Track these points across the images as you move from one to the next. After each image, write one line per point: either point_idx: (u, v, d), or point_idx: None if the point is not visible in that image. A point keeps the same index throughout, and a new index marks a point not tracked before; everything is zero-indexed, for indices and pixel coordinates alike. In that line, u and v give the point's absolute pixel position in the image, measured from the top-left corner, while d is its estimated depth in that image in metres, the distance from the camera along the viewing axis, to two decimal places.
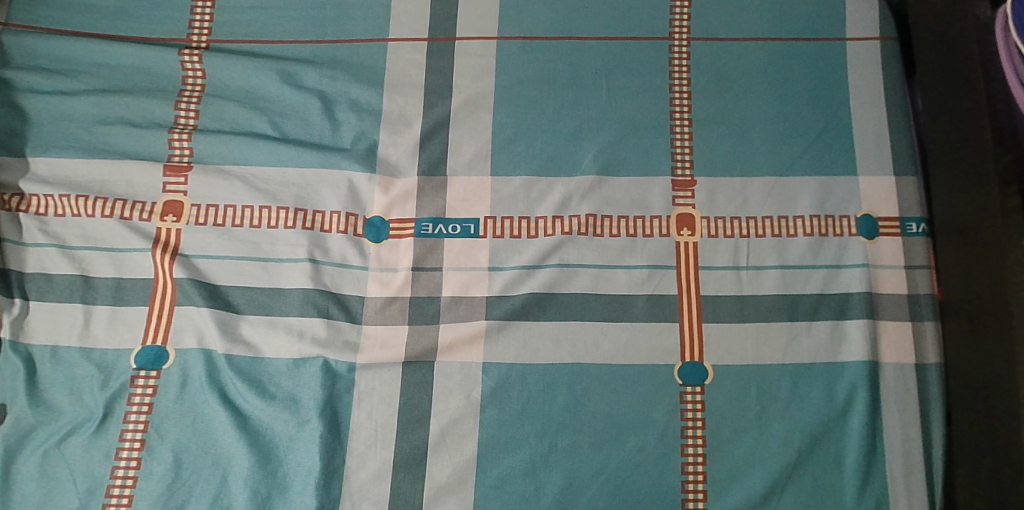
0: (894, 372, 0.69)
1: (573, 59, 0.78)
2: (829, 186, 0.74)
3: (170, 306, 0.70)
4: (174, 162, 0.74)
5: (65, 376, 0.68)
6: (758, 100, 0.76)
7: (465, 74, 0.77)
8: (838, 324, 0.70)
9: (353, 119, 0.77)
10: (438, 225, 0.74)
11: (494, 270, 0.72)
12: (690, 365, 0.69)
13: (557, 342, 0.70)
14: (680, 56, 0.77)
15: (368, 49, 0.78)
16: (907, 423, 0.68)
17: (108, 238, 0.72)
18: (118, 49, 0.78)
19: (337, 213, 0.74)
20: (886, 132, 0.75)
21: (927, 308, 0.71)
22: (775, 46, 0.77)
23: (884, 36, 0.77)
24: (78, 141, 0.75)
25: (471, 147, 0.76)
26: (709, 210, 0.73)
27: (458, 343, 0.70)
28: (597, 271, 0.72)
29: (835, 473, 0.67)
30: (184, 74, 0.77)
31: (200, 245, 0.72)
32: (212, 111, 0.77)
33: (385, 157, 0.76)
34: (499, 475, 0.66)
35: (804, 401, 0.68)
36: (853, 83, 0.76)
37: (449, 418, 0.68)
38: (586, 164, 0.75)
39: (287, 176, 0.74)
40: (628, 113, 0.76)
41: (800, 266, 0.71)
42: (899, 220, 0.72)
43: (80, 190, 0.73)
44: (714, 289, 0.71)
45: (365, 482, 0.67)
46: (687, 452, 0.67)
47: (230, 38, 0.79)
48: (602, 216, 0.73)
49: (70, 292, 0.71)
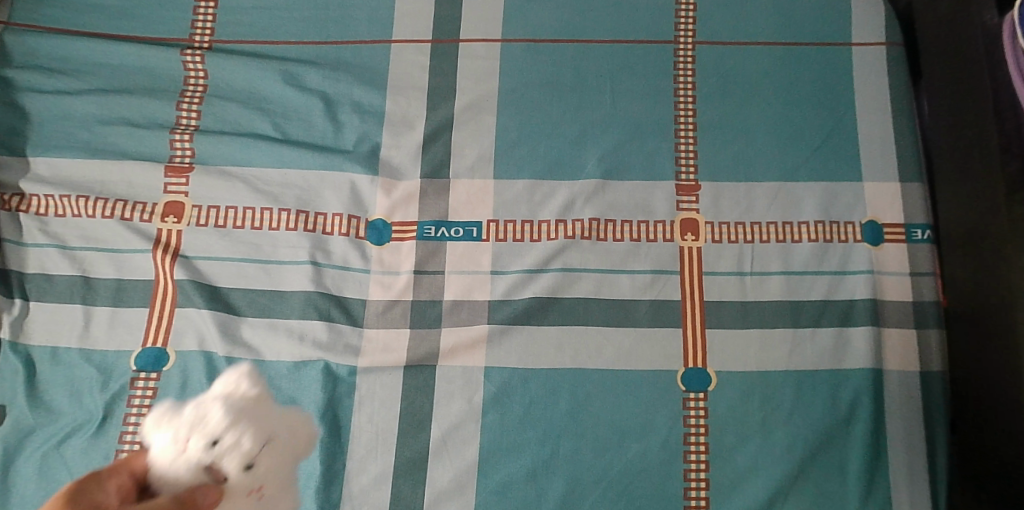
0: (899, 380, 0.68)
1: (578, 62, 0.77)
2: (833, 192, 0.73)
3: (170, 307, 0.70)
4: (176, 163, 0.74)
5: (65, 377, 0.68)
6: (764, 105, 0.76)
7: (468, 77, 0.77)
8: (843, 331, 0.69)
9: (356, 121, 0.76)
10: (440, 228, 0.73)
11: (496, 275, 0.72)
12: (693, 372, 0.69)
13: (559, 347, 0.69)
14: (685, 60, 0.77)
15: (371, 50, 0.78)
16: (911, 432, 0.67)
17: (109, 239, 0.72)
18: (120, 49, 0.77)
19: (338, 216, 0.73)
20: (891, 138, 0.74)
21: (932, 315, 0.70)
22: (780, 51, 0.77)
23: (890, 41, 0.77)
24: (80, 142, 0.75)
25: (474, 150, 0.75)
26: (713, 215, 0.73)
27: (460, 347, 0.70)
28: (600, 276, 0.71)
29: (838, 480, 0.66)
30: (186, 75, 0.77)
31: (201, 246, 0.72)
32: (214, 112, 0.76)
33: (388, 159, 0.75)
34: (499, 480, 0.66)
35: (807, 408, 0.68)
36: (859, 88, 0.76)
37: (450, 423, 0.67)
38: (590, 168, 0.74)
39: (289, 178, 0.74)
40: (632, 118, 0.76)
41: (804, 273, 0.71)
42: (905, 227, 0.72)
43: (81, 190, 0.73)
44: (718, 295, 0.71)
45: (365, 486, 0.66)
46: (689, 459, 0.66)
47: (232, 39, 0.78)
48: (605, 221, 0.73)
49: (70, 292, 0.70)
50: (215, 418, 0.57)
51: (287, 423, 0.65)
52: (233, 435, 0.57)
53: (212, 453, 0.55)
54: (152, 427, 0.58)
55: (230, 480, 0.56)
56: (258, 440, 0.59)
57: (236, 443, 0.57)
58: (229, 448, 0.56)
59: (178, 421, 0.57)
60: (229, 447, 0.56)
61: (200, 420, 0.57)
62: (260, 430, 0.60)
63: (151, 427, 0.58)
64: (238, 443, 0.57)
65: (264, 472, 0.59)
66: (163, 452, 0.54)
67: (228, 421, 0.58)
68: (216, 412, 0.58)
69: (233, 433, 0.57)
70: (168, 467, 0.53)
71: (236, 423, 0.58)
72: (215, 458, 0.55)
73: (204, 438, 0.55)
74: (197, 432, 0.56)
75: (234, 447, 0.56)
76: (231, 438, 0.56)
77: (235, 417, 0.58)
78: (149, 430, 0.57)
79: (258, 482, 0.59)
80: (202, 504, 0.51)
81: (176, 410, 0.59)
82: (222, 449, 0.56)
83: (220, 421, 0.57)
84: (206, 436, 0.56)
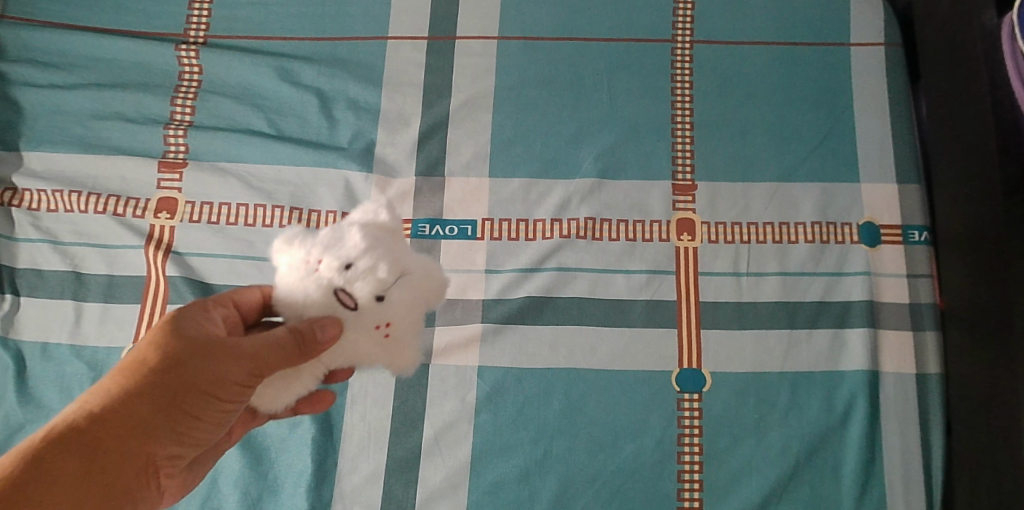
0: (895, 381, 0.68)
1: (574, 60, 0.77)
2: (831, 193, 0.73)
3: (162, 304, 0.69)
4: (169, 158, 0.74)
5: (56, 373, 0.67)
6: (761, 104, 0.75)
7: (464, 74, 0.77)
8: (838, 332, 0.69)
9: (351, 118, 0.76)
10: (435, 226, 0.73)
11: (490, 273, 0.71)
12: (688, 372, 0.68)
13: (553, 347, 0.69)
14: (681, 59, 0.77)
15: (368, 47, 0.77)
16: (907, 435, 0.67)
17: (101, 235, 0.71)
18: (115, 44, 0.77)
19: (332, 213, 0.72)
20: (889, 139, 0.74)
21: (929, 317, 0.70)
22: (778, 51, 0.77)
23: (889, 42, 0.76)
24: (73, 137, 0.74)
25: (469, 147, 0.75)
26: (709, 214, 0.72)
27: (454, 346, 0.69)
28: (595, 276, 0.71)
29: (833, 482, 0.66)
30: (181, 70, 0.76)
31: (194, 243, 0.71)
32: (208, 108, 0.76)
33: (383, 156, 0.75)
34: (492, 480, 0.66)
35: (802, 409, 0.67)
36: (858, 89, 0.75)
37: (442, 422, 0.67)
38: (585, 167, 0.74)
39: (283, 174, 0.73)
40: (628, 117, 0.75)
41: (801, 273, 0.71)
42: (902, 229, 0.72)
43: (73, 185, 0.72)
44: (713, 295, 0.70)
45: (356, 485, 0.66)
46: (683, 460, 0.66)
47: (227, 34, 0.78)
48: (601, 220, 0.72)
49: (62, 288, 0.70)
50: (351, 239, 0.48)
51: (420, 263, 0.52)
52: (366, 262, 0.47)
53: (342, 277, 0.47)
54: (284, 244, 0.51)
55: (362, 311, 0.48)
56: (396, 268, 0.48)
57: (370, 270, 0.47)
58: (359, 274, 0.47)
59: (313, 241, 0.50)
60: (358, 277, 0.47)
61: (334, 241, 0.48)
62: (399, 260, 0.49)
63: (285, 244, 0.51)
64: (372, 273, 0.47)
65: (400, 307, 0.49)
66: (293, 269, 0.49)
67: (363, 245, 0.48)
68: (353, 234, 0.49)
69: (368, 256, 0.47)
70: (296, 287, 0.49)
71: (373, 248, 0.48)
72: (346, 282, 0.47)
73: (336, 260, 0.47)
74: (328, 255, 0.48)
75: (366, 276, 0.47)
76: (362, 264, 0.47)
77: (372, 241, 0.48)
78: (283, 252, 0.51)
79: (389, 317, 0.49)
80: (320, 341, 0.45)
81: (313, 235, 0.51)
82: (353, 277, 0.47)
83: (355, 242, 0.48)
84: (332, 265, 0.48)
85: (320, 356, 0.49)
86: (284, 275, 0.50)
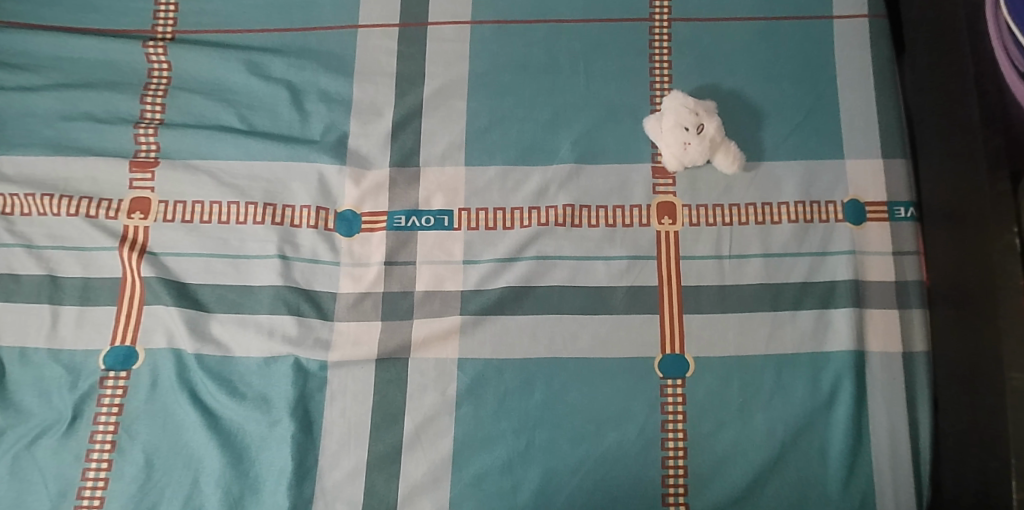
0: (881, 361, 0.67)
1: (550, 44, 0.75)
2: (814, 171, 0.71)
3: (138, 306, 0.69)
4: (140, 158, 0.73)
5: (35, 378, 0.67)
6: (742, 82, 0.74)
7: (438, 61, 0.75)
8: (822, 313, 0.68)
9: (323, 111, 0.74)
10: (411, 217, 0.72)
11: (468, 264, 0.70)
12: (671, 358, 0.67)
13: (534, 336, 0.68)
14: (660, 38, 0.75)
15: (338, 37, 0.76)
16: (893, 415, 0.66)
17: (75, 237, 0.71)
18: (81, 42, 0.76)
19: (307, 208, 0.72)
20: (873, 114, 0.72)
21: (915, 294, 0.68)
22: (758, 27, 0.75)
23: (873, 14, 0.74)
24: (44, 139, 0.73)
25: (444, 137, 0.73)
26: (690, 198, 0.71)
27: (433, 338, 0.68)
28: (575, 263, 0.70)
29: (820, 464, 0.65)
30: (150, 67, 0.75)
31: (168, 243, 0.71)
32: (178, 105, 0.74)
33: (356, 148, 0.74)
34: (474, 472, 0.65)
35: (787, 393, 0.66)
36: (841, 63, 0.73)
37: (423, 416, 0.67)
38: (563, 153, 0.73)
39: (255, 170, 0.72)
40: (605, 99, 0.74)
41: (785, 254, 0.69)
42: (887, 205, 0.70)
43: (45, 188, 0.72)
44: (695, 279, 0.69)
45: (338, 481, 0.65)
46: (668, 446, 0.66)
47: (195, 29, 0.76)
48: (580, 206, 0.71)
49: (37, 292, 0.69)
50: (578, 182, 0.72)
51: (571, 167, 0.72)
52: (704, 110, 0.69)
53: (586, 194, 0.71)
54: (733, 163, 0.70)
55: (675, 150, 0.69)
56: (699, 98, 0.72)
57: (700, 111, 0.68)
58: (687, 114, 0.68)
59: (672, 139, 0.69)
60: (721, 124, 0.69)
61: (561, 186, 0.72)
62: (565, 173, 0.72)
63: (695, 168, 0.72)
64: (714, 123, 0.68)
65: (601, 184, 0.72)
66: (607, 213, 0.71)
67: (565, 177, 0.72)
68: (568, 180, 0.72)
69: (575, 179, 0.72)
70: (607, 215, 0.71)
71: (559, 179, 0.72)
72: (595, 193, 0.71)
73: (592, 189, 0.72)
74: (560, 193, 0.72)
75: (670, 108, 0.69)
76: (692, 111, 0.68)
77: (558, 176, 0.72)
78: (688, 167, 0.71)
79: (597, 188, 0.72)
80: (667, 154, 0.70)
81: (727, 152, 0.69)
82: (689, 124, 0.68)
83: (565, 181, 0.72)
84: (720, 140, 0.69)
85: (672, 155, 0.69)
86: (665, 157, 0.70)
